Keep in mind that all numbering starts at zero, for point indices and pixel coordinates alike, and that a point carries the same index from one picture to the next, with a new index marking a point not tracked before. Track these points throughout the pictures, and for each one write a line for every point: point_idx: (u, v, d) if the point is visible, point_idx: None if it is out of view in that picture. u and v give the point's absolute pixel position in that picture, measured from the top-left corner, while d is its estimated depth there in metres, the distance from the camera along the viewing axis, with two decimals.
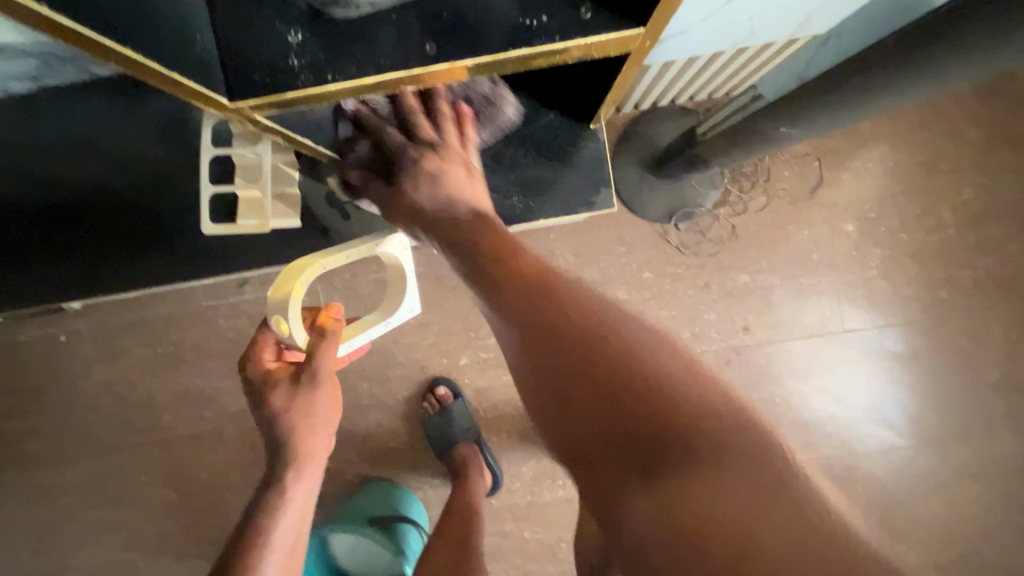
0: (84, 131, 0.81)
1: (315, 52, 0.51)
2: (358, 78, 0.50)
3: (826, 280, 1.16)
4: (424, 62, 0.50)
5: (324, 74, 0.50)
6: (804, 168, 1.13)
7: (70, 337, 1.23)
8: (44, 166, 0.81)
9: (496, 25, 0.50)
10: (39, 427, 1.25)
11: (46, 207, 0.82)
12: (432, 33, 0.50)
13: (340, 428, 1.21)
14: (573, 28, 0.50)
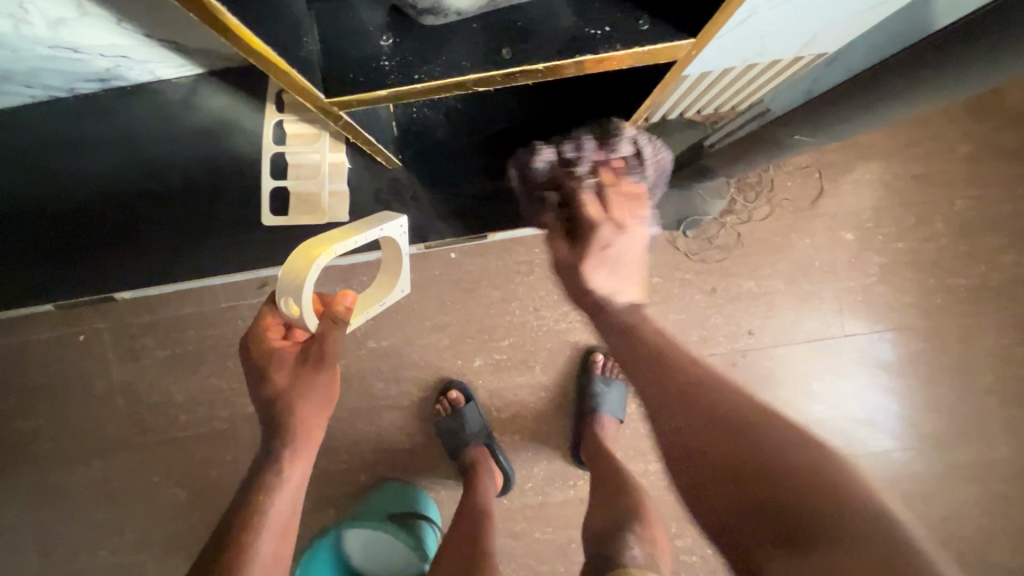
0: (137, 126, 0.83)
1: (404, 54, 0.56)
2: (441, 79, 0.55)
3: (827, 286, 1.21)
4: (500, 65, 0.54)
5: (412, 74, 0.55)
6: (806, 180, 1.18)
7: (89, 335, 1.24)
8: (97, 159, 0.84)
9: (565, 35, 0.54)
10: (53, 426, 1.26)
11: (96, 197, 0.84)
12: (509, 41, 0.55)
13: (355, 427, 1.23)
14: (634, 37, 0.53)
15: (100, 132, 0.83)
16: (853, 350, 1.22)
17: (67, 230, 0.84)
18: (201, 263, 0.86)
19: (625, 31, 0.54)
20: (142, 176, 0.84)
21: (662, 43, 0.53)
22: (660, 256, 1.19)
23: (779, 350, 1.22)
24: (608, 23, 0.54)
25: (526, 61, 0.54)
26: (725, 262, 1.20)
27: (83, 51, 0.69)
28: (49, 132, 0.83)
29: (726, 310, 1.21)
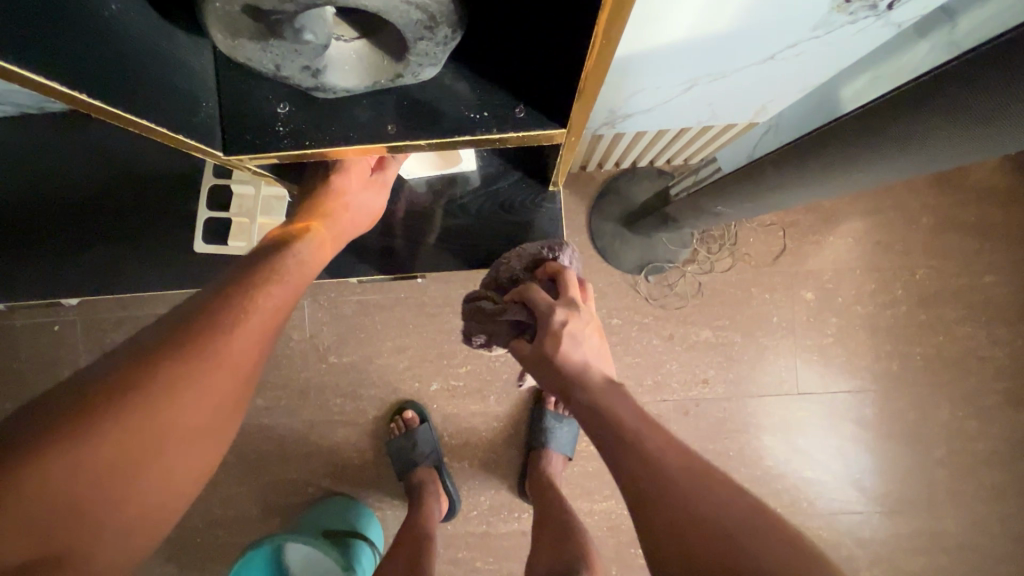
0: (107, 145, 0.89)
1: (298, 121, 0.60)
2: (330, 147, 0.59)
3: (784, 343, 1.22)
4: (386, 140, 0.59)
5: (302, 140, 0.60)
6: (768, 237, 1.20)
7: (62, 326, 1.28)
8: (66, 171, 0.89)
9: (447, 114, 0.58)
10: (19, 411, 1.29)
11: (58, 205, 0.89)
12: (396, 115, 0.59)
13: (310, 440, 1.25)
14: (509, 122, 0.57)
15: (75, 152, 0.89)
16: (807, 408, 1.23)
17: (32, 237, 0.89)
18: (157, 271, 0.88)
19: (501, 117, 0.57)
20: (105, 192, 0.89)
21: (530, 131, 0.57)
22: (621, 298, 1.21)
23: (732, 400, 1.23)
24: (486, 108, 0.57)
25: (411, 137, 0.58)
26: (683, 310, 1.21)
27: None
28: (26, 148, 0.89)
29: (682, 357, 1.22)
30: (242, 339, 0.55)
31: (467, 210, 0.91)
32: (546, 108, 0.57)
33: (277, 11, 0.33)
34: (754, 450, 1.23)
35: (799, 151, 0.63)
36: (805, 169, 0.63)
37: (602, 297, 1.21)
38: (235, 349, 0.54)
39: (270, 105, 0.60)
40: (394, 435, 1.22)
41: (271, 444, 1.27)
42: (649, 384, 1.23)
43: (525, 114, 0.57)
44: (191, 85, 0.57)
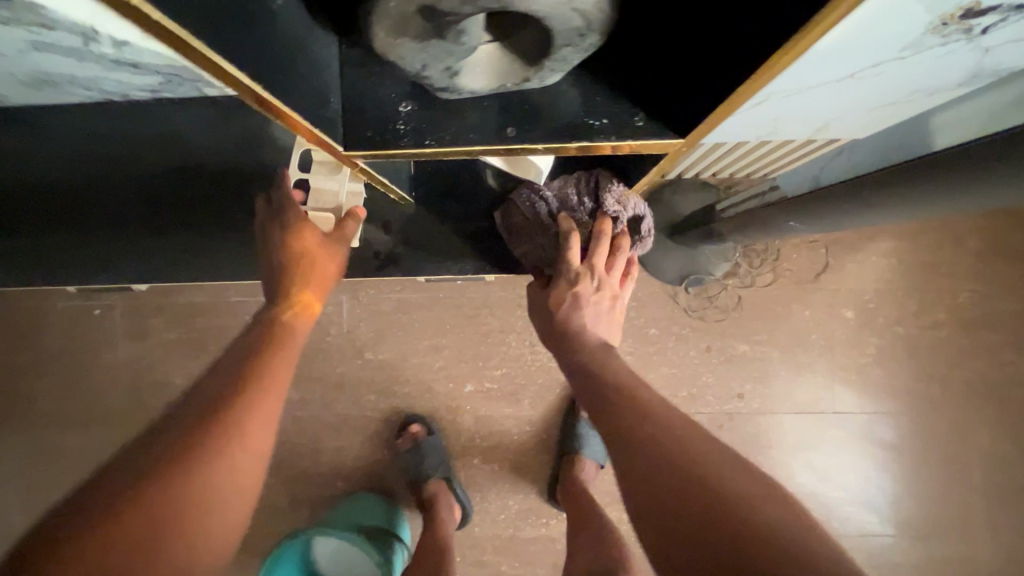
0: (168, 131, 0.86)
1: (419, 120, 0.62)
2: (449, 146, 0.62)
3: (822, 360, 1.22)
4: (506, 142, 0.62)
5: (423, 138, 0.62)
6: (811, 254, 1.20)
7: (104, 311, 1.30)
8: (127, 159, 0.87)
9: (563, 119, 0.61)
10: (55, 392, 1.30)
11: (120, 194, 0.87)
12: (513, 120, 0.62)
13: (343, 434, 1.26)
14: (625, 130, 0.60)
15: (137, 138, 0.86)
16: (841, 427, 1.22)
17: (108, 222, 0.88)
18: (225, 262, 0.87)
19: (619, 124, 0.60)
20: (181, 180, 0.87)
21: (645, 138, 0.60)
22: (660, 308, 1.21)
23: (766, 416, 1.23)
24: (605, 115, 0.60)
25: (529, 139, 0.61)
26: (723, 322, 1.21)
27: None
28: (96, 131, 0.86)
29: (718, 370, 1.22)
30: (256, 429, 0.60)
31: None
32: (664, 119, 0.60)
33: (447, 15, 0.37)
34: (785, 468, 1.23)
35: (901, 167, 0.64)
36: (905, 187, 0.64)
37: (641, 306, 1.21)
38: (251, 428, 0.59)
39: (391, 104, 0.63)
40: (406, 443, 1.22)
41: (302, 438, 1.27)
42: (684, 395, 1.23)
43: (642, 122, 0.61)
44: (321, 83, 0.61)
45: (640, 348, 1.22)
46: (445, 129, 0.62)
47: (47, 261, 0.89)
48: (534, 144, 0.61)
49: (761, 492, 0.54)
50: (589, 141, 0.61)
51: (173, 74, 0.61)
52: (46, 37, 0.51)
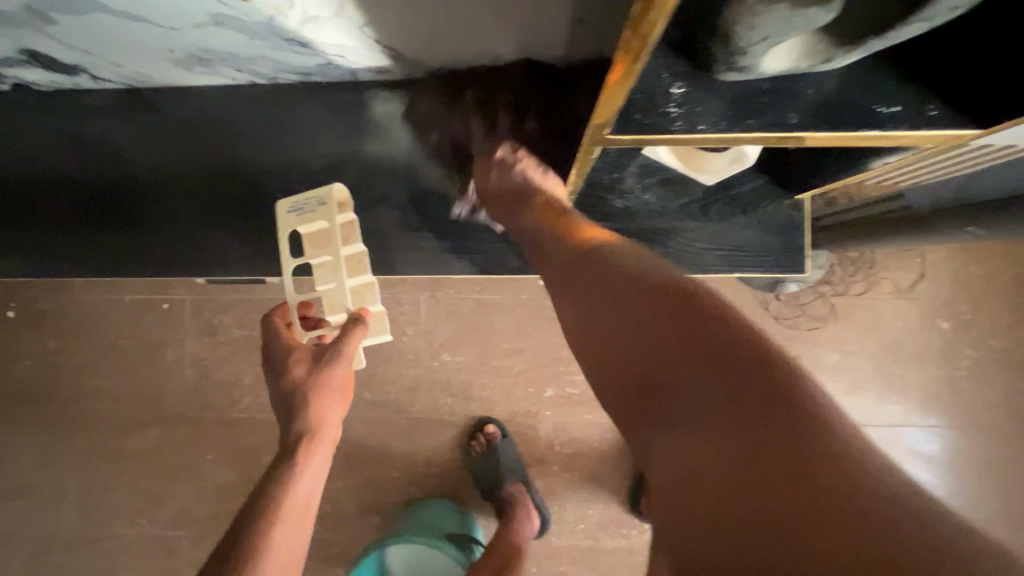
0: (285, 120, 0.80)
1: (701, 99, 0.45)
2: (732, 134, 0.46)
3: (916, 372, 1.18)
4: (788, 134, 0.45)
5: (700, 123, 0.45)
6: (906, 263, 1.17)
7: (172, 305, 1.25)
8: (239, 148, 0.81)
9: (831, 104, 0.46)
10: (117, 387, 1.26)
11: (230, 184, 0.82)
12: (796, 104, 0.45)
13: (417, 438, 1.22)
14: (917, 117, 0.46)
15: (248, 127, 0.80)
16: (933, 441, 1.19)
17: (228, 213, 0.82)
18: None
19: (908, 110, 0.46)
20: (311, 172, 0.82)
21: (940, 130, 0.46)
22: (750, 315, 1.18)
23: (857, 427, 1.19)
24: (894, 101, 0.46)
25: (813, 129, 0.45)
26: (815, 331, 1.18)
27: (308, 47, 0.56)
28: (215, 115, 0.80)
29: (808, 380, 1.19)
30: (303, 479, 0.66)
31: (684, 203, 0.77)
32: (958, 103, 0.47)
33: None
34: None
35: None
36: None
37: (730, 312, 1.18)
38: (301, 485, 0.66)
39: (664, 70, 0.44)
40: (473, 450, 1.20)
41: (374, 441, 1.23)
42: None
43: (935, 110, 0.47)
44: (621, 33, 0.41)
45: None
46: (717, 113, 0.45)
47: (158, 255, 0.83)
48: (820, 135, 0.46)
49: (708, 451, 0.42)
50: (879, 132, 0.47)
51: (338, 50, 0.56)
52: (227, 7, 0.48)
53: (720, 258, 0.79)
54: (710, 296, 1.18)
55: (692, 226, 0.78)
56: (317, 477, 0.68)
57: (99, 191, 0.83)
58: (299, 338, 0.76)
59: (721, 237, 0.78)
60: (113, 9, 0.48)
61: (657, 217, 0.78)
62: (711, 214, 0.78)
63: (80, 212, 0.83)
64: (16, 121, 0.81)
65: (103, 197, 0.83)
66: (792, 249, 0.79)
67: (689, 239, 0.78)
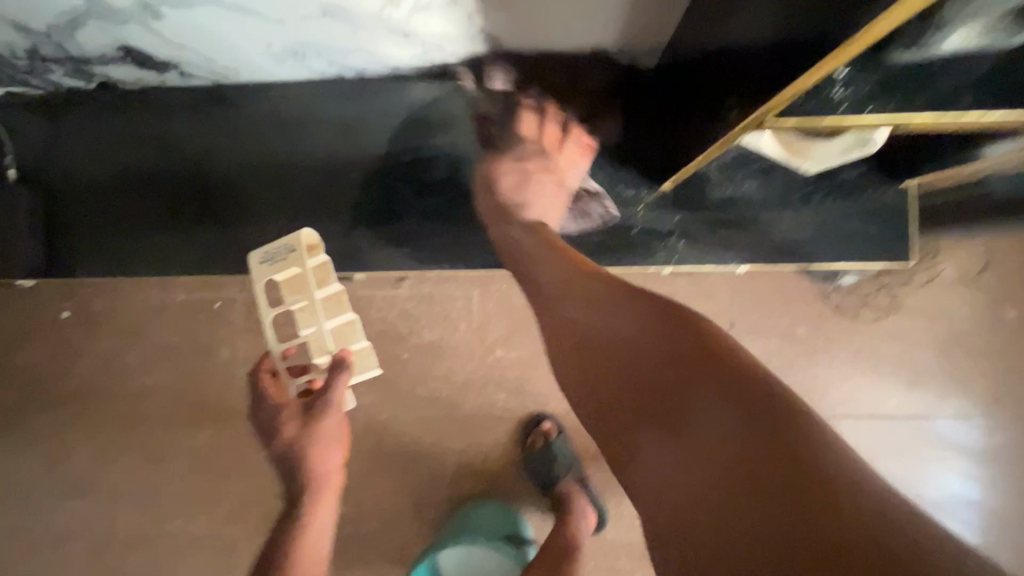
0: (361, 115, 0.82)
1: (863, 82, 0.47)
2: (888, 115, 0.48)
3: (981, 363, 1.15)
4: (946, 110, 0.47)
5: (865, 104, 0.47)
6: (971, 251, 1.14)
7: (223, 304, 1.25)
8: (316, 140, 0.83)
9: (991, 79, 0.45)
10: (171, 385, 1.27)
11: (297, 174, 0.84)
12: (967, 81, 0.46)
13: (471, 434, 1.22)
14: None
15: (324, 120, 0.82)
16: (1000, 433, 1.16)
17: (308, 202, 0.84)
18: (405, 250, 0.86)
19: None
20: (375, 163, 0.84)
21: None
22: (810, 307, 1.16)
23: (921, 421, 1.17)
24: None
25: (978, 105, 0.46)
26: (877, 323, 1.15)
27: (410, 37, 0.54)
28: (294, 110, 0.82)
29: (869, 372, 1.16)
30: (318, 523, 0.80)
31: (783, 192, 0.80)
32: None
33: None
34: (930, 475, 1.17)
35: None
36: None
37: (789, 305, 1.16)
38: (313, 532, 0.80)
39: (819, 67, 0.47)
40: (529, 446, 1.19)
41: (427, 438, 1.22)
42: (833, 398, 1.17)
43: None
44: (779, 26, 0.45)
45: (788, 348, 1.17)
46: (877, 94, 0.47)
47: (226, 246, 0.83)
48: (985, 112, 0.46)
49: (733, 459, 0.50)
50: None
51: (438, 42, 0.56)
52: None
53: (820, 241, 0.82)
54: (768, 288, 1.16)
55: (793, 214, 0.81)
56: (326, 527, 0.82)
57: (169, 185, 0.83)
58: (286, 388, 0.83)
59: (818, 224, 0.81)
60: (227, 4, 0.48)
61: (753, 207, 0.81)
62: (813, 201, 0.81)
63: (151, 207, 0.83)
64: (95, 118, 0.82)
65: (175, 192, 0.83)
66: (900, 225, 0.83)
67: (787, 227, 0.82)
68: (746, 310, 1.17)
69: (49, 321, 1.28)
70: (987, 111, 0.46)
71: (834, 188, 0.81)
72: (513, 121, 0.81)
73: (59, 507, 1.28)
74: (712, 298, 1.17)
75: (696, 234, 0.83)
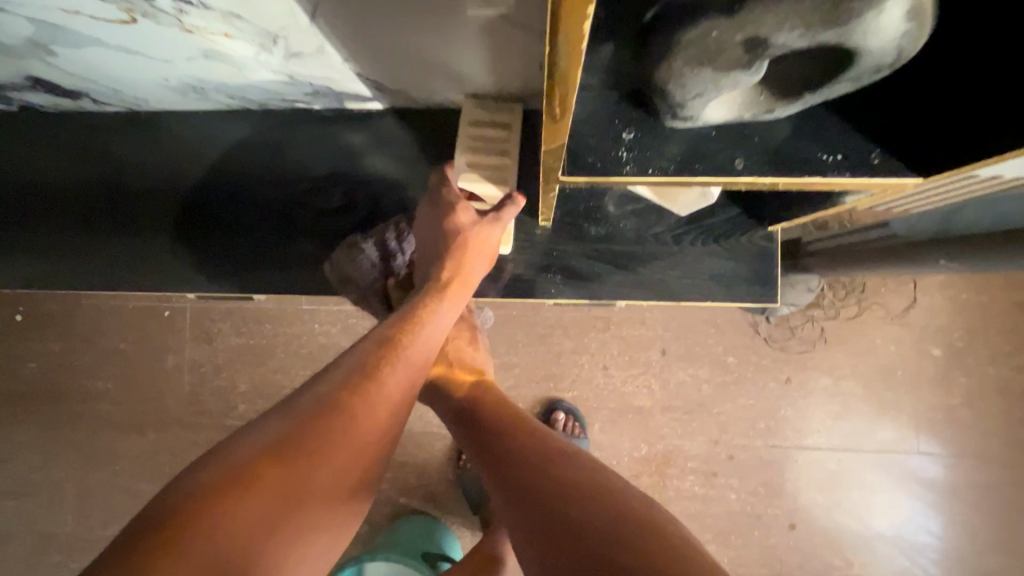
0: (275, 143, 0.84)
1: (644, 148, 0.54)
2: (675, 177, 0.53)
3: (906, 399, 1.17)
4: (733, 175, 0.53)
5: (647, 168, 0.54)
6: (898, 288, 1.17)
7: (173, 313, 1.29)
8: (229, 165, 0.85)
9: (764, 146, 0.54)
10: (116, 391, 1.29)
11: (203, 197, 0.85)
12: (742, 152, 0.54)
13: (406, 450, 1.24)
14: (865, 165, 0.53)
15: (238, 147, 0.85)
16: (925, 469, 1.18)
17: (206, 226, 0.85)
18: (299, 277, 0.85)
19: (856, 157, 0.53)
20: (284, 191, 0.85)
21: (863, 178, 0.52)
22: (740, 336, 1.18)
23: (847, 453, 1.18)
24: (841, 150, 0.53)
25: (762, 175, 0.53)
26: (805, 355, 1.18)
27: (292, 78, 0.58)
28: (208, 135, 0.84)
29: (797, 403, 1.18)
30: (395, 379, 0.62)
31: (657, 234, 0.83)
32: (899, 154, 0.53)
33: (777, 47, 0.39)
34: (855, 508, 1.18)
35: None
36: None
37: (719, 333, 1.19)
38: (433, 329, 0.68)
39: (616, 129, 0.55)
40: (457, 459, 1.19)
41: None
42: (760, 427, 1.19)
43: (879, 160, 0.53)
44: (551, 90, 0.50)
45: (717, 376, 1.19)
46: (661, 156, 0.54)
47: (132, 262, 0.86)
48: (763, 179, 0.53)
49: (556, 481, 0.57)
50: (823, 180, 0.53)
51: (323, 83, 0.60)
52: (218, 45, 0.51)
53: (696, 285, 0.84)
54: (700, 316, 1.19)
55: (666, 257, 0.83)
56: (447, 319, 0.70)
57: (89, 200, 0.86)
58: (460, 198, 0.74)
59: (692, 265, 0.83)
60: (112, 45, 0.51)
61: (632, 243, 0.84)
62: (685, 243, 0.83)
63: (66, 219, 0.87)
64: (22, 136, 0.86)
65: (93, 207, 0.86)
66: (774, 271, 0.83)
67: (662, 267, 0.84)
68: (678, 337, 1.20)
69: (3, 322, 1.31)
70: (767, 178, 0.53)
71: (706, 231, 0.83)
72: (415, 161, 0.84)
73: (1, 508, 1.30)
74: (644, 325, 1.20)
75: (580, 271, 0.84)
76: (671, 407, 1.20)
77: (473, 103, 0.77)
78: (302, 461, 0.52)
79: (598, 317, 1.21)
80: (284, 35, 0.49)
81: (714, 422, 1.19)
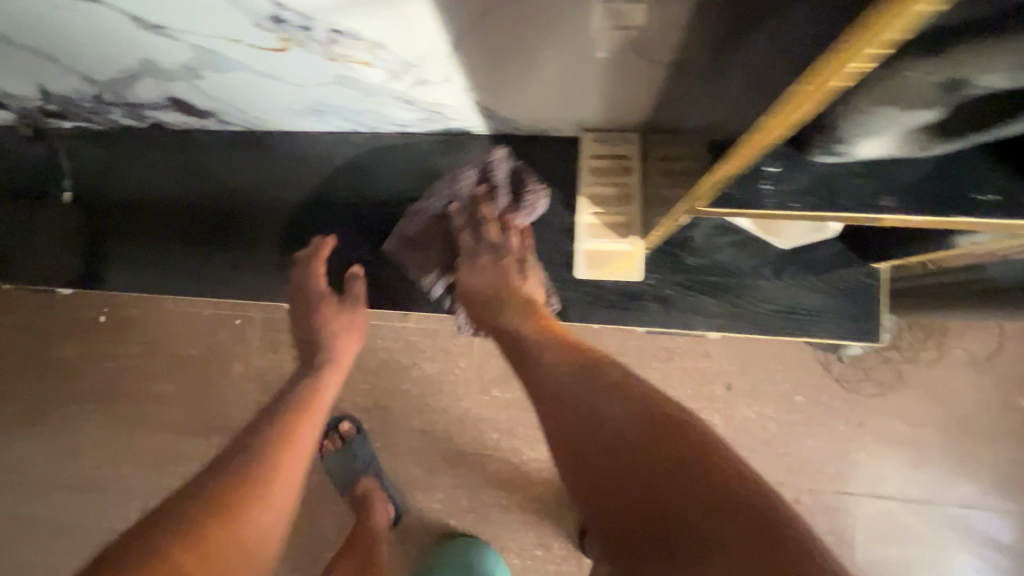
0: (379, 169, 0.90)
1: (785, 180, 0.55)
2: (818, 210, 0.53)
3: (990, 452, 1.11)
4: (880, 212, 0.52)
5: (788, 202, 0.54)
6: (982, 333, 1.12)
7: (243, 321, 1.34)
8: (335, 188, 0.91)
9: (913, 183, 0.52)
10: (184, 395, 1.34)
11: (309, 216, 0.92)
12: (890, 187, 0.52)
13: (459, 471, 1.24)
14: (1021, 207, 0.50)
15: (344, 171, 0.91)
16: (1011, 530, 1.10)
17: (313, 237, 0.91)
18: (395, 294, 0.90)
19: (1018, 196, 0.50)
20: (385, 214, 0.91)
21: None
22: (809, 374, 1.15)
23: (920, 505, 1.12)
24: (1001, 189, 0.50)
25: (911, 211, 0.51)
26: (880, 398, 1.13)
27: (413, 103, 0.61)
28: (318, 160, 0.91)
29: (870, 448, 1.13)
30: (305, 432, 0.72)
31: (759, 267, 0.84)
32: None
33: (977, 88, 0.34)
34: (932, 567, 1.11)
35: None
36: None
37: (787, 370, 1.15)
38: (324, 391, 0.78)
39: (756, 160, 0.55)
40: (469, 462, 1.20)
41: (417, 469, 1.25)
42: (829, 472, 1.14)
43: None
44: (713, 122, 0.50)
45: (783, 414, 1.15)
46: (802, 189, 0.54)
47: (237, 270, 0.92)
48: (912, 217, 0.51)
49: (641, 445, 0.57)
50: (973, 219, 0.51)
51: (437, 110, 0.63)
52: (354, 71, 0.54)
53: (797, 320, 0.83)
54: (767, 351, 1.16)
55: (768, 291, 0.83)
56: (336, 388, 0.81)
57: (202, 215, 0.93)
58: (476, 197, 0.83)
59: (794, 300, 0.83)
60: (255, 70, 0.55)
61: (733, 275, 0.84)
62: (787, 277, 0.83)
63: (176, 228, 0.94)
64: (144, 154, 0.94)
65: (205, 218, 0.93)
66: (880, 309, 0.82)
67: (763, 301, 0.84)
68: (743, 371, 1.17)
69: (85, 324, 1.38)
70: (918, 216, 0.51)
71: (809, 267, 0.83)
72: None
73: (67, 501, 1.35)
74: (708, 357, 1.18)
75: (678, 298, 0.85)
76: (733, 444, 1.16)
77: (596, 138, 0.81)
78: (239, 501, 0.62)
79: (661, 347, 1.19)
80: (419, 64, 0.52)
81: (779, 463, 1.15)
